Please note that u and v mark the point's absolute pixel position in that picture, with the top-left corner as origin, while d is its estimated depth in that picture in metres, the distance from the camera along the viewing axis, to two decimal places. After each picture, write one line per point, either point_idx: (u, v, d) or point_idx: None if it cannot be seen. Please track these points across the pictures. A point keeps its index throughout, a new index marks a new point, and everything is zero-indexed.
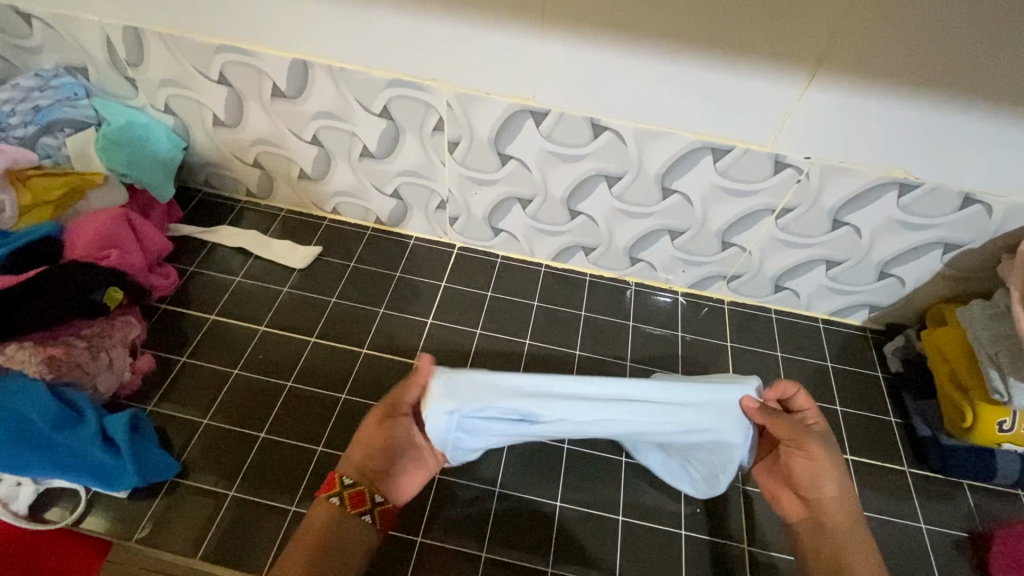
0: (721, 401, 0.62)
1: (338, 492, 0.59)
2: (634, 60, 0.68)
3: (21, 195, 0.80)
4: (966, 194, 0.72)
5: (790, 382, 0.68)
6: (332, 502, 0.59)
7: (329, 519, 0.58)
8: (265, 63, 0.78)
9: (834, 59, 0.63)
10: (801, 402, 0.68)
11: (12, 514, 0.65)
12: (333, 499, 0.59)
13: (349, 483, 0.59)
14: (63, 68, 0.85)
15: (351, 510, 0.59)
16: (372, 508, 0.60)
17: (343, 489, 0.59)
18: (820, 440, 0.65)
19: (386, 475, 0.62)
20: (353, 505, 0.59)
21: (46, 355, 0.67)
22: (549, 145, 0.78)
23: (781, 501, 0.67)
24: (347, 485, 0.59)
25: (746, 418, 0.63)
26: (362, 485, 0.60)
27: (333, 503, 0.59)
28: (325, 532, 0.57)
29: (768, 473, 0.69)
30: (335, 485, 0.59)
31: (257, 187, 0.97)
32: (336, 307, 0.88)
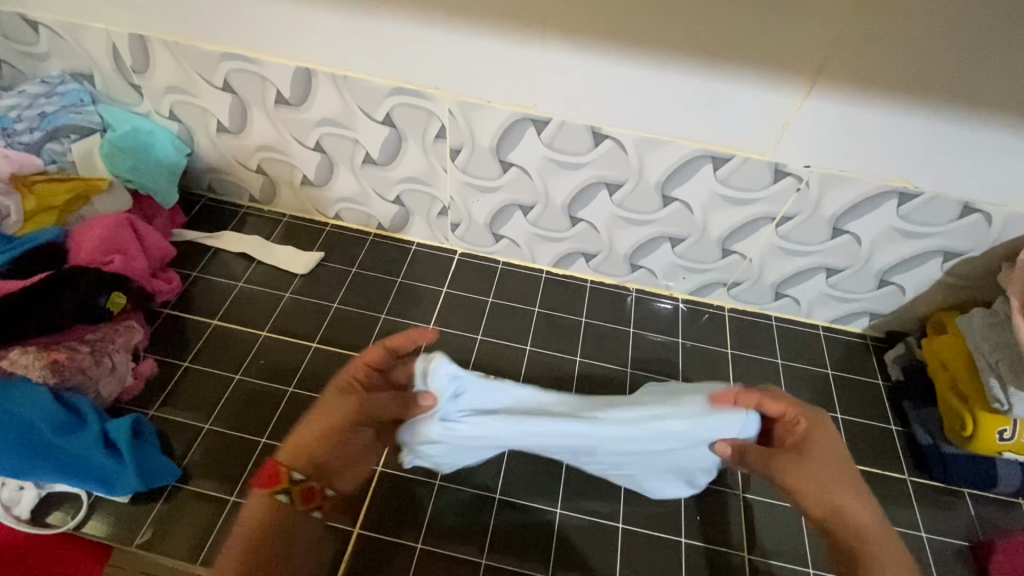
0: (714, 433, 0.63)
1: (284, 488, 0.61)
2: (634, 69, 0.69)
3: (26, 200, 0.81)
4: (966, 203, 0.73)
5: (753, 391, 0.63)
6: (275, 498, 0.60)
7: (271, 511, 0.60)
8: (269, 71, 0.78)
9: (833, 69, 0.64)
10: (772, 407, 0.63)
11: (15, 519, 0.66)
12: (279, 495, 0.60)
13: (298, 479, 0.61)
14: (69, 74, 0.86)
15: (298, 505, 0.62)
16: (320, 503, 0.63)
17: (291, 485, 0.61)
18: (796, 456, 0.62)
19: (338, 470, 0.66)
20: (302, 500, 0.62)
21: (50, 360, 0.68)
22: (550, 153, 0.78)
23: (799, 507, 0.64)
24: (294, 480, 0.61)
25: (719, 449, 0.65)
26: (312, 481, 0.62)
27: (279, 499, 0.60)
28: (265, 524, 0.60)
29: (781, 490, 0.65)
30: (281, 480, 0.61)
31: (260, 193, 0.97)
32: (337, 312, 0.88)
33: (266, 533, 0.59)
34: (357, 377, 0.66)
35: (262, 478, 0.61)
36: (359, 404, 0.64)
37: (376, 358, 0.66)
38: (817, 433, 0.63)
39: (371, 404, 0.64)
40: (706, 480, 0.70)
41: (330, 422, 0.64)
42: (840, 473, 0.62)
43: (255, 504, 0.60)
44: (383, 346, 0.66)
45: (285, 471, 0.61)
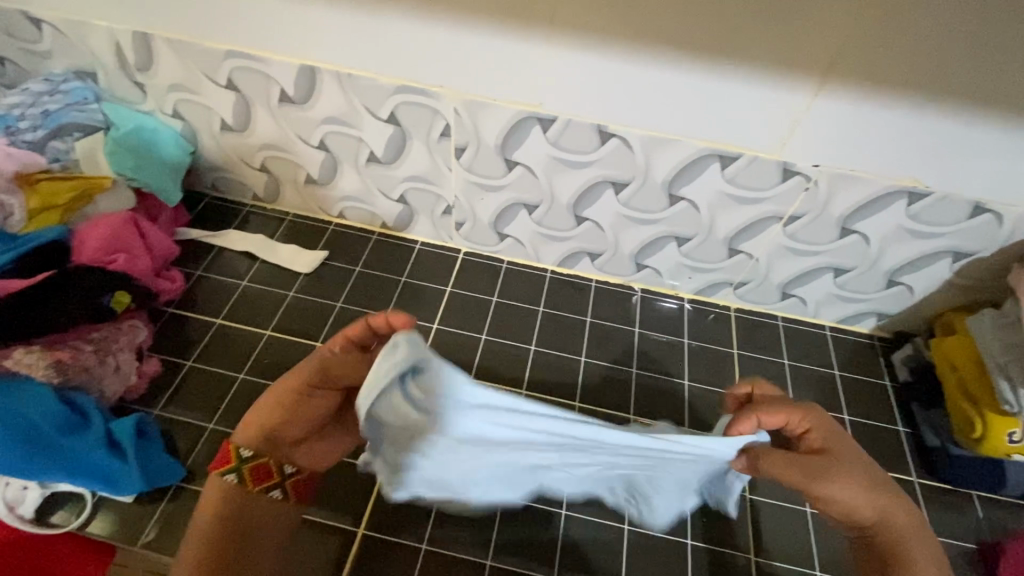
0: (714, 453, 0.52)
1: (234, 468, 0.56)
2: (641, 68, 0.68)
3: (30, 199, 0.80)
4: (976, 203, 0.72)
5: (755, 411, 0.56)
6: (228, 479, 0.56)
7: (224, 494, 0.56)
8: (273, 69, 0.78)
9: (844, 67, 0.63)
10: (771, 420, 0.56)
11: (18, 518, 0.65)
12: (229, 475, 0.56)
13: (247, 458, 0.56)
14: (72, 72, 0.86)
15: (253, 484, 0.57)
16: (278, 482, 0.58)
17: (241, 464, 0.56)
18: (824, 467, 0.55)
19: (296, 441, 0.59)
20: (255, 479, 0.57)
21: (54, 359, 0.68)
22: (555, 151, 0.78)
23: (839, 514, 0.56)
24: (244, 459, 0.56)
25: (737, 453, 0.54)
26: (264, 457, 0.57)
27: (228, 479, 0.56)
28: (217, 504, 0.56)
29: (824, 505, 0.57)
30: (231, 460, 0.56)
31: (264, 191, 0.97)
32: (341, 311, 0.88)
33: (224, 518, 0.55)
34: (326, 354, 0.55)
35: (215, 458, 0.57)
36: (318, 371, 0.55)
37: (352, 331, 0.54)
38: (818, 428, 0.57)
39: (335, 364, 0.54)
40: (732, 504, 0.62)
41: (279, 395, 0.56)
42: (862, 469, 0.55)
43: (213, 484, 0.57)
44: (362, 321, 0.54)
45: (233, 450, 0.56)
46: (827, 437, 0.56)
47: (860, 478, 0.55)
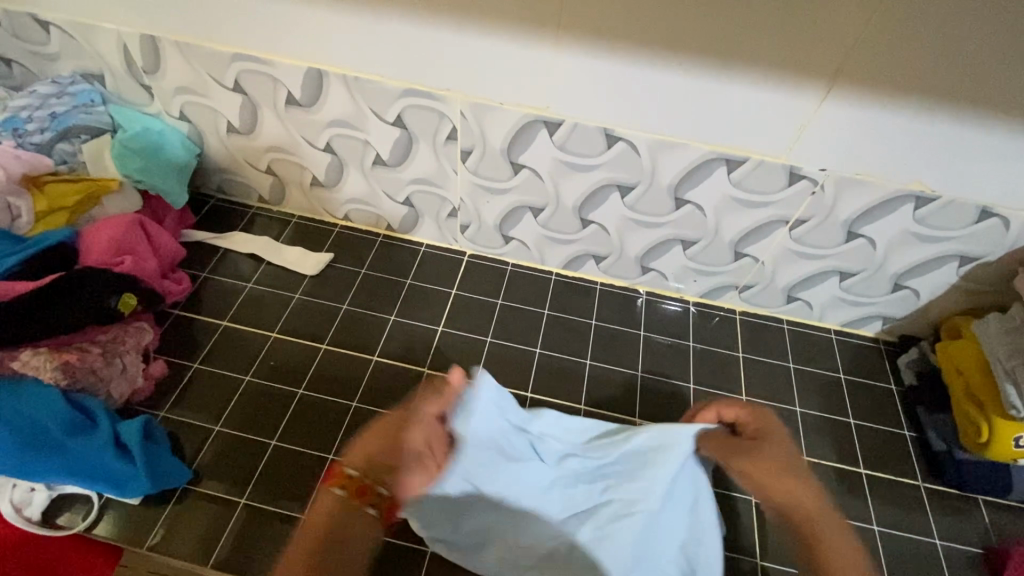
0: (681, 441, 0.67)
1: (340, 483, 0.58)
2: (648, 71, 0.68)
3: (37, 201, 0.81)
4: (983, 207, 0.72)
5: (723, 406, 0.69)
6: (335, 493, 0.58)
7: (329, 508, 0.57)
8: (280, 72, 0.78)
9: (852, 71, 0.63)
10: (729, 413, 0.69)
11: (25, 520, 0.65)
12: (337, 490, 0.58)
13: (354, 474, 0.58)
14: (79, 75, 0.86)
15: (355, 500, 0.57)
16: (374, 502, 0.58)
17: (346, 479, 0.58)
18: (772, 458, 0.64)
19: (391, 470, 0.59)
20: (356, 495, 0.57)
21: (61, 360, 0.68)
22: (562, 155, 0.78)
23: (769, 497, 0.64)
24: (349, 475, 0.58)
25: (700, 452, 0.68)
26: (366, 478, 0.58)
27: (336, 493, 0.58)
28: (320, 517, 0.57)
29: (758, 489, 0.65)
30: (339, 476, 0.58)
31: (270, 194, 0.97)
32: (346, 314, 0.88)
33: (325, 529, 0.56)
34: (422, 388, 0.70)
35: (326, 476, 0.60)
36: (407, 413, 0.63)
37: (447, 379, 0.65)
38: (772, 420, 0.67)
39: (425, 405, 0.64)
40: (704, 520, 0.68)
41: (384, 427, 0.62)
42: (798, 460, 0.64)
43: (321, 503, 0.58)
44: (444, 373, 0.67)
45: (342, 466, 0.59)
46: (777, 429, 0.67)
47: (798, 471, 0.63)
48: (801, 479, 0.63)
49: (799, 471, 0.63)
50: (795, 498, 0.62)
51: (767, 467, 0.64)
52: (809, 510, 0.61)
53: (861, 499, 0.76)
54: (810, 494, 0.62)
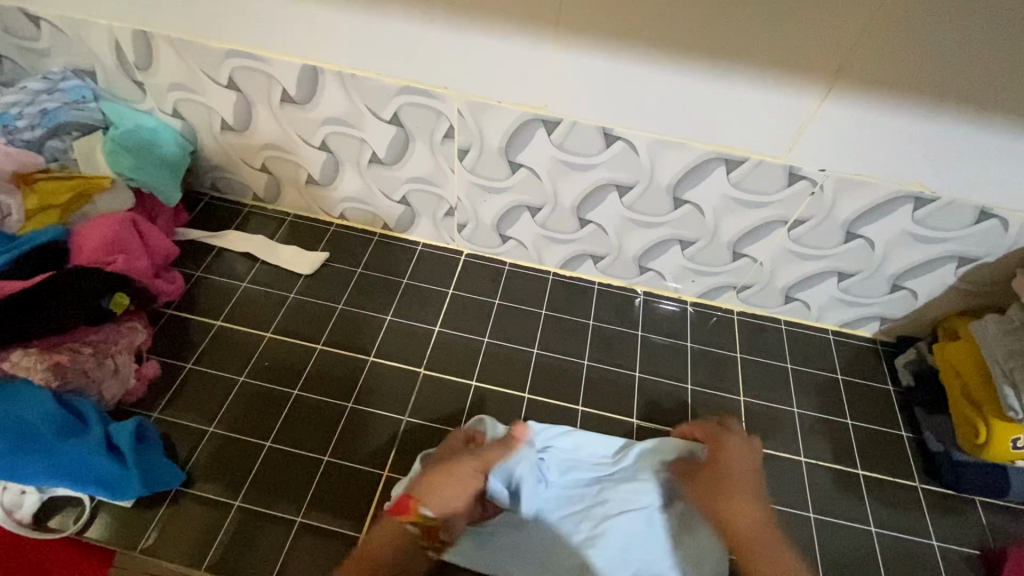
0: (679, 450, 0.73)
1: (413, 521, 0.61)
2: (647, 70, 0.67)
3: (27, 199, 0.80)
4: (982, 208, 0.72)
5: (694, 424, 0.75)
6: (406, 529, 0.61)
7: (395, 541, 0.60)
8: (275, 69, 0.77)
9: (853, 71, 0.63)
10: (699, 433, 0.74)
11: (16, 523, 0.65)
12: (409, 526, 0.61)
13: (429, 517, 0.61)
14: (71, 71, 0.85)
15: (422, 539, 0.62)
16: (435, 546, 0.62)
17: (420, 519, 0.61)
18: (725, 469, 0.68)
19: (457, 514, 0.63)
20: (423, 537, 0.61)
21: (51, 362, 0.67)
22: (560, 154, 0.77)
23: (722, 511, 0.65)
24: (424, 516, 0.61)
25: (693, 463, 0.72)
26: (437, 522, 0.62)
27: (407, 530, 0.61)
28: (386, 549, 0.60)
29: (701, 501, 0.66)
30: (415, 514, 0.61)
31: (264, 192, 0.96)
32: (342, 313, 0.87)
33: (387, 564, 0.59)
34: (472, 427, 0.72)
35: (397, 507, 0.61)
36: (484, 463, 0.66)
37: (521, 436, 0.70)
38: (733, 441, 0.70)
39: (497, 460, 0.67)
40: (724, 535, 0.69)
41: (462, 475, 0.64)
42: (749, 480, 0.67)
43: (386, 534, 0.61)
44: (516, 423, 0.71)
45: (415, 503, 0.61)
46: (736, 450, 0.70)
47: (745, 493, 0.66)
48: (744, 501, 0.65)
49: (745, 492, 0.66)
50: (735, 518, 0.63)
51: (714, 485, 0.67)
52: (748, 531, 0.62)
53: (859, 500, 0.76)
54: (753, 515, 0.64)
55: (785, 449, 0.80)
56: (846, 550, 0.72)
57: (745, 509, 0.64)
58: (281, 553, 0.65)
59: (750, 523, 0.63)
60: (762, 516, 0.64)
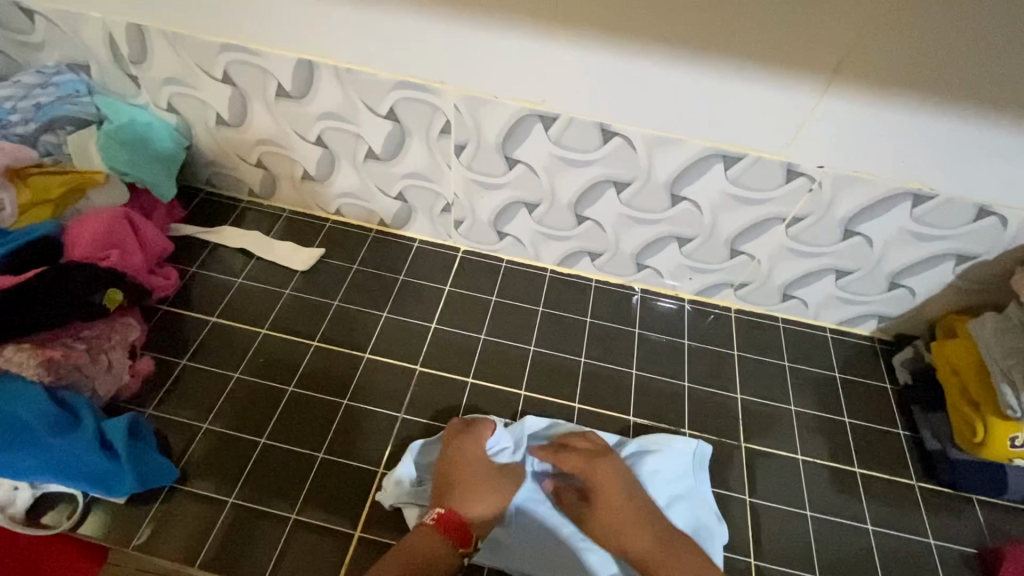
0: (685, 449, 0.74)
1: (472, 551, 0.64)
2: (645, 64, 0.67)
3: (21, 194, 0.79)
4: (981, 206, 0.71)
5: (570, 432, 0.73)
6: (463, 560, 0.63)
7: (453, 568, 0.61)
8: (270, 63, 0.77)
9: (852, 66, 0.62)
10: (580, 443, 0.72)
11: (9, 518, 0.64)
12: (465, 557, 0.63)
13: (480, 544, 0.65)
14: (65, 65, 0.84)
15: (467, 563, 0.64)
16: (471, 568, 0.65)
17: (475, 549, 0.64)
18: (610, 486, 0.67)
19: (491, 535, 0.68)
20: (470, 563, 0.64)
21: (45, 357, 0.67)
22: (558, 150, 0.77)
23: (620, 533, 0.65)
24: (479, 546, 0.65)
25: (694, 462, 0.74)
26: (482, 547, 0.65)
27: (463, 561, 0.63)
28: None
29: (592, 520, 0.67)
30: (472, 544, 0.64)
31: (260, 187, 0.95)
32: (338, 310, 0.87)
33: None
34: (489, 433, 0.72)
35: (458, 538, 0.63)
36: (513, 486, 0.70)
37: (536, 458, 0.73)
38: (604, 468, 0.68)
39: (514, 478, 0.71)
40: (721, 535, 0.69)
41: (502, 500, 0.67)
42: (631, 502, 0.67)
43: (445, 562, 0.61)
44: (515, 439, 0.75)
45: (475, 534, 0.64)
46: (610, 481, 0.67)
47: (634, 518, 0.65)
48: (636, 526, 0.65)
49: (633, 517, 0.65)
50: (632, 546, 0.64)
51: (604, 524, 0.65)
52: (647, 558, 0.63)
53: (856, 499, 0.76)
54: (646, 538, 0.64)
55: (782, 447, 0.80)
56: (842, 548, 0.72)
57: (642, 534, 0.64)
58: (275, 550, 0.65)
59: (648, 549, 0.64)
60: (657, 535, 0.64)
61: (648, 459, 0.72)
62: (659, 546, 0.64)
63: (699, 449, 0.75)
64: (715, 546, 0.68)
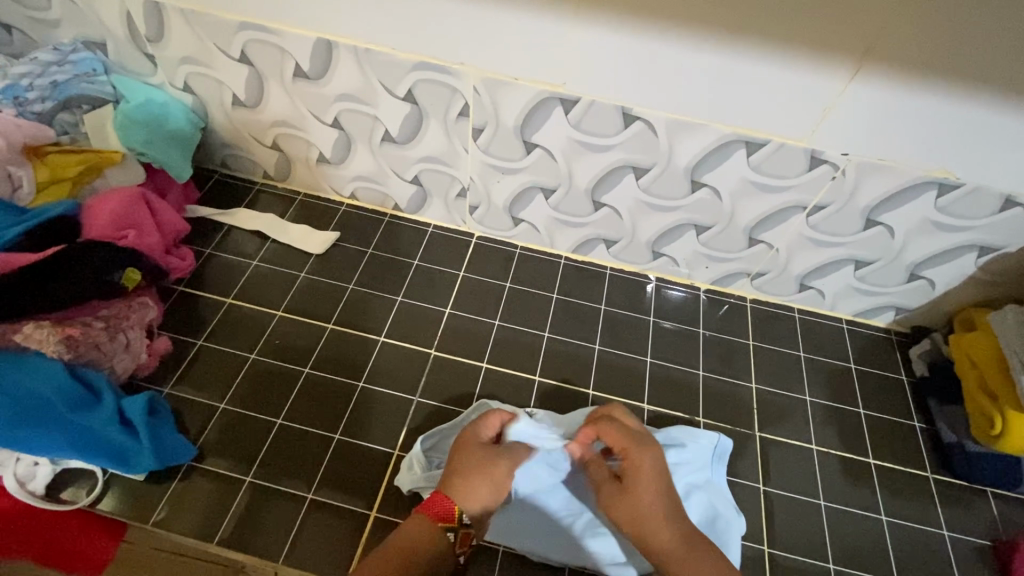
0: (704, 441, 0.73)
1: (455, 527, 0.59)
2: (669, 47, 0.66)
3: (39, 172, 0.80)
4: (1007, 196, 0.70)
5: (616, 405, 0.69)
6: (446, 535, 0.59)
7: (435, 550, 0.58)
8: (288, 42, 0.76)
9: (883, 49, 0.61)
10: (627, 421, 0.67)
11: (29, 494, 0.64)
12: (448, 532, 0.59)
13: (467, 521, 0.59)
14: (81, 42, 0.84)
15: (456, 547, 0.60)
16: (466, 550, 0.61)
17: (460, 526, 0.59)
18: (654, 470, 0.62)
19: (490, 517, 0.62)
20: (460, 543, 0.60)
21: (64, 335, 0.67)
22: (577, 134, 0.76)
23: (647, 529, 0.60)
24: (465, 523, 0.59)
25: (714, 455, 0.73)
26: (474, 527, 0.60)
27: (446, 537, 0.59)
28: (422, 557, 0.57)
29: (623, 507, 0.61)
30: (455, 520, 0.59)
31: (275, 170, 0.95)
32: (352, 293, 0.86)
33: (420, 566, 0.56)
34: (500, 424, 0.66)
35: (436, 512, 0.59)
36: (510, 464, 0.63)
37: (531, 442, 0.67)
38: (646, 456, 0.63)
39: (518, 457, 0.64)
40: (740, 526, 0.69)
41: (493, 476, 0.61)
42: (663, 497, 0.61)
43: (425, 539, 0.58)
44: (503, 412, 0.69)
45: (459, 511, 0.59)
46: (645, 469, 0.62)
47: (660, 514, 0.61)
48: (659, 522, 0.60)
49: (660, 509, 0.61)
50: (652, 540, 0.60)
51: (626, 509, 0.61)
52: (666, 557, 0.59)
53: (869, 490, 0.76)
54: (671, 534, 0.60)
55: (796, 437, 0.80)
56: (856, 538, 0.72)
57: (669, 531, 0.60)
58: (292, 529, 0.65)
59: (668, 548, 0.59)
60: (683, 534, 0.60)
61: (671, 453, 0.71)
62: (681, 546, 0.59)
63: (721, 442, 0.74)
64: (732, 536, 0.68)
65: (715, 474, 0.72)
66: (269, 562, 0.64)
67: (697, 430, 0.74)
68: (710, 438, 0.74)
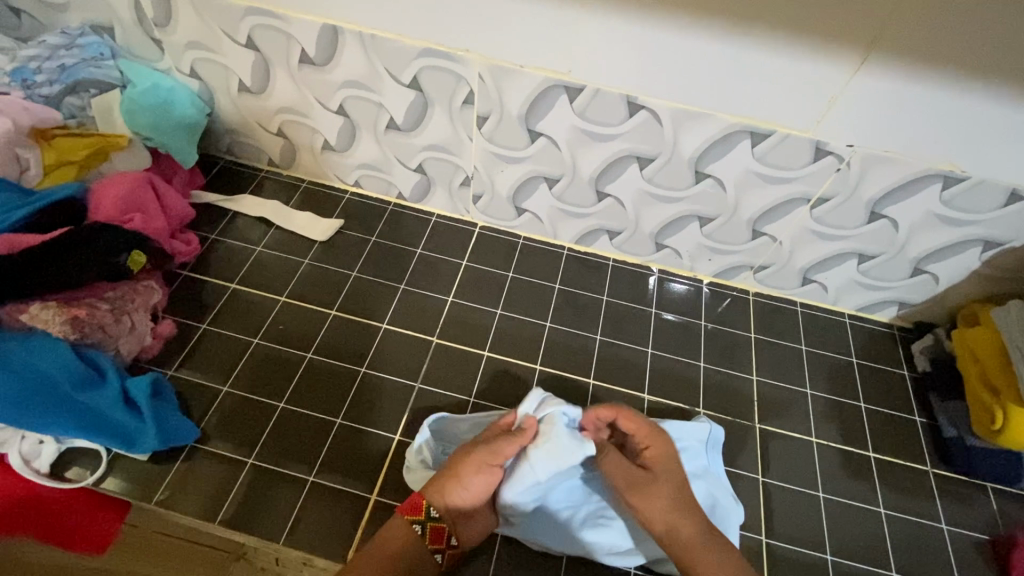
0: (699, 435, 0.73)
1: (422, 520, 0.61)
2: (674, 35, 0.66)
3: (45, 154, 0.81)
4: (1013, 189, 0.70)
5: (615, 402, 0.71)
6: (413, 528, 0.60)
7: (404, 543, 0.60)
8: (295, 28, 0.76)
9: (890, 38, 0.61)
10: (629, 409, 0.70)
11: (34, 472, 0.65)
12: (415, 526, 0.61)
13: (434, 515, 0.61)
14: (89, 27, 0.85)
15: (429, 544, 0.60)
16: (444, 549, 0.61)
17: (428, 520, 0.61)
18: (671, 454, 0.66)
19: (467, 516, 0.62)
20: (432, 539, 0.60)
21: (70, 315, 0.68)
22: (582, 123, 0.76)
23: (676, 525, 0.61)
24: (432, 517, 0.61)
25: (710, 445, 0.73)
26: (445, 522, 0.61)
27: (414, 530, 0.60)
28: (388, 549, 0.59)
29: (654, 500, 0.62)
30: (420, 512, 0.61)
31: (280, 157, 0.96)
32: (355, 281, 0.87)
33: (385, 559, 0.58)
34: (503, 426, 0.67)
35: (404, 505, 0.62)
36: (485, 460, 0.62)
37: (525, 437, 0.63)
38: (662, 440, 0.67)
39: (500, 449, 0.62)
40: (739, 517, 0.69)
41: (460, 470, 0.62)
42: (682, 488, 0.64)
43: (393, 532, 0.60)
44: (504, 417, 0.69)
45: (426, 503, 0.61)
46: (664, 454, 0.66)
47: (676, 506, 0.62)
48: (680, 512, 0.62)
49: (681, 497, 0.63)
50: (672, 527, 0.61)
51: (652, 496, 0.62)
52: (686, 546, 0.60)
53: (868, 483, 0.76)
54: (692, 526, 0.61)
55: (796, 430, 0.80)
56: (854, 530, 0.72)
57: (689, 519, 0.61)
58: (292, 511, 0.66)
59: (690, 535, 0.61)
60: (702, 528, 0.61)
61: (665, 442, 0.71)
62: (702, 541, 0.60)
63: (713, 431, 0.74)
64: (732, 526, 0.68)
65: (711, 463, 0.72)
66: (270, 544, 0.64)
67: (686, 423, 0.74)
68: (710, 430, 0.73)
